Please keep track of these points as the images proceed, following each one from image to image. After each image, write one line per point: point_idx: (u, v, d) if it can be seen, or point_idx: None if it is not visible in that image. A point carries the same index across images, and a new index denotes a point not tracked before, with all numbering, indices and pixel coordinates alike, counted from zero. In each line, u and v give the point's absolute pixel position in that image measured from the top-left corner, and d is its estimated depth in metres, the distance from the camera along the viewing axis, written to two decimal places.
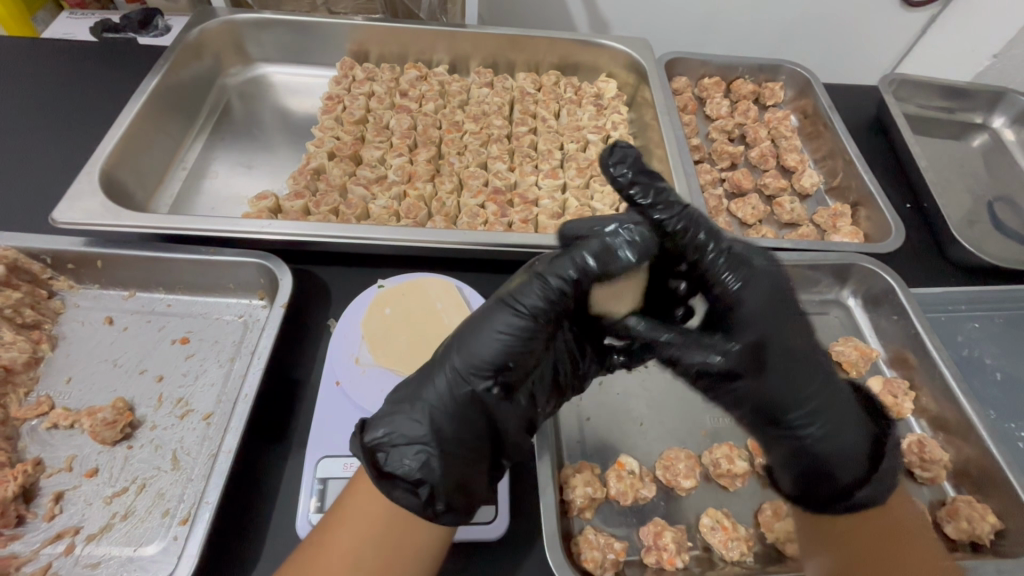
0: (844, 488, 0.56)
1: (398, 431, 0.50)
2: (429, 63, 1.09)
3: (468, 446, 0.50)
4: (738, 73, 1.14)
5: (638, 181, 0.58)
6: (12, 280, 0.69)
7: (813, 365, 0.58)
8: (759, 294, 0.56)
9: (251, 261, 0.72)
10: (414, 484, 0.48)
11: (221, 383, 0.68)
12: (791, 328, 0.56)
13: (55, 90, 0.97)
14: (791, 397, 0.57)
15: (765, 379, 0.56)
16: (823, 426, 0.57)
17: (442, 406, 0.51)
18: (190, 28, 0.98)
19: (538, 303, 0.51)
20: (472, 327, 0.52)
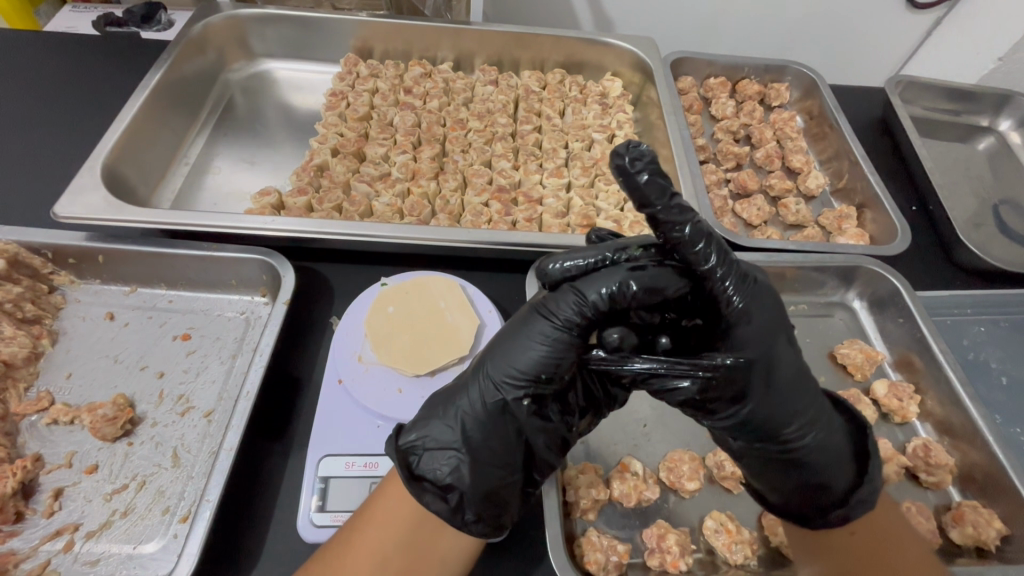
0: (844, 498, 0.52)
1: (430, 438, 0.51)
2: (434, 60, 1.08)
3: (496, 456, 0.50)
4: (744, 73, 1.14)
5: (654, 186, 0.45)
6: (13, 275, 0.69)
7: (812, 380, 0.53)
8: (762, 309, 0.50)
9: (253, 257, 0.71)
10: (443, 489, 0.49)
11: (223, 380, 0.68)
12: (783, 352, 0.50)
13: (57, 84, 0.97)
14: (793, 413, 0.51)
15: (770, 399, 0.50)
16: (826, 442, 0.53)
17: (473, 414, 0.51)
18: (194, 22, 0.97)
19: (571, 317, 0.49)
20: (509, 337, 0.52)
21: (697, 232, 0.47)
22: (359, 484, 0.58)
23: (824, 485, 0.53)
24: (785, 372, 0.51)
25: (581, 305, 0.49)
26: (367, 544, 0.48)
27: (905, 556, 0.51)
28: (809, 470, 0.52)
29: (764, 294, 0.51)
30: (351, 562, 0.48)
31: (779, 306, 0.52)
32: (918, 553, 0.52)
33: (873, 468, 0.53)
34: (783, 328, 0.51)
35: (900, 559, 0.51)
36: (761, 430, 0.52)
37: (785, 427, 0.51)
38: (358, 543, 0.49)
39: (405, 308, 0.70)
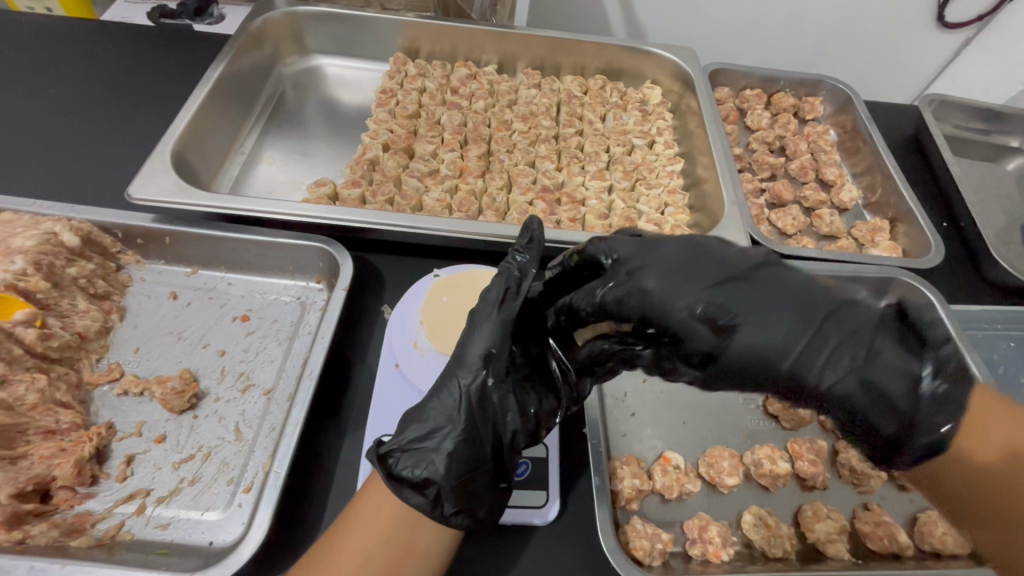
0: (904, 414, 0.49)
1: (401, 437, 0.55)
2: (478, 63, 1.12)
3: (466, 447, 0.54)
4: (779, 86, 1.16)
5: (529, 250, 0.64)
6: (86, 252, 0.72)
7: (818, 312, 0.49)
8: (669, 275, 0.51)
9: (314, 244, 0.75)
10: (422, 485, 0.53)
11: (281, 359, 0.71)
12: (758, 300, 0.50)
13: (120, 74, 1.01)
14: (781, 346, 0.48)
15: (745, 346, 0.49)
16: (862, 368, 0.49)
17: (443, 406, 0.55)
18: (254, 18, 1.01)
19: (501, 309, 0.59)
20: (467, 334, 0.59)
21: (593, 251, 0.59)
22: None
23: (866, 422, 0.50)
24: (757, 310, 0.49)
25: (501, 300, 0.59)
26: (351, 544, 0.52)
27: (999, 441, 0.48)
28: (842, 405, 0.50)
29: (675, 258, 0.53)
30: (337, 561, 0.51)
31: (703, 256, 0.52)
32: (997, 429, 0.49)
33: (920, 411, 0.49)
34: (717, 271, 0.51)
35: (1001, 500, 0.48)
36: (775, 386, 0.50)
37: (804, 376, 0.49)
38: (341, 546, 0.52)
39: (458, 299, 0.73)
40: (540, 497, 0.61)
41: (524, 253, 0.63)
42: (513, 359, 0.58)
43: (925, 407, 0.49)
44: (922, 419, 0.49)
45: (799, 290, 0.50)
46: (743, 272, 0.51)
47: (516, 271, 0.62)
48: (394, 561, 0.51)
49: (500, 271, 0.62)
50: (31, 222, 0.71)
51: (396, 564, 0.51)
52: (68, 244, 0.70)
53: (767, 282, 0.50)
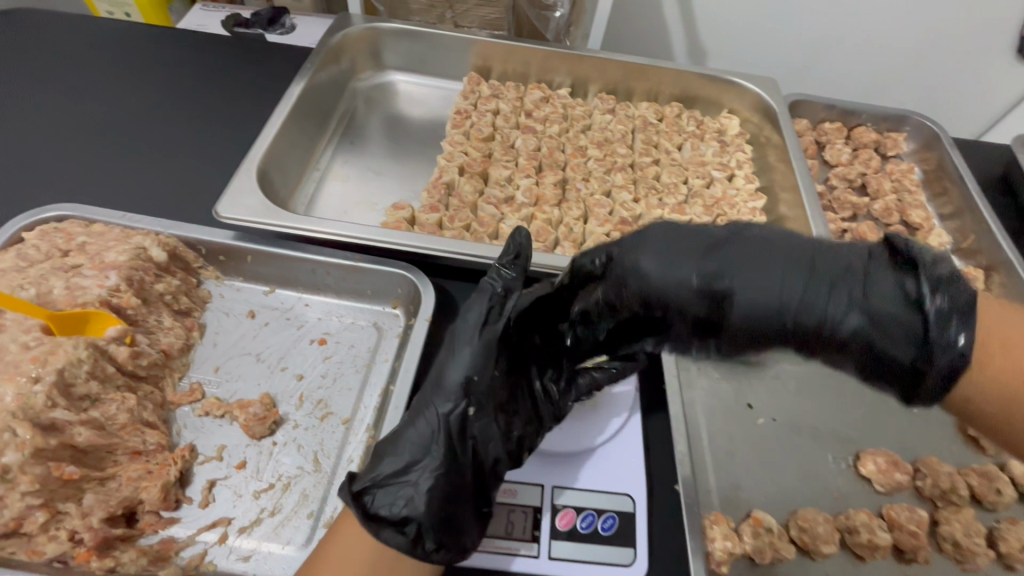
0: (919, 336, 0.44)
1: (371, 471, 0.54)
2: (549, 84, 1.10)
3: (445, 477, 0.53)
4: (860, 120, 1.12)
5: (516, 264, 0.63)
6: (171, 267, 0.72)
7: (810, 267, 0.48)
8: (651, 259, 0.52)
9: (396, 271, 0.74)
10: (402, 523, 0.52)
11: (359, 388, 0.70)
12: (748, 259, 0.49)
13: (198, 85, 1.03)
14: (776, 298, 0.48)
15: (738, 302, 0.48)
16: (863, 301, 0.46)
17: (420, 438, 0.55)
18: (334, 33, 1.02)
19: (482, 324, 0.59)
20: (446, 358, 0.59)
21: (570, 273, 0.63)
22: (500, 509, 0.59)
23: (880, 356, 0.45)
24: (742, 271, 0.49)
25: (480, 317, 0.59)
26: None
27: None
28: (854, 346, 0.46)
29: (659, 241, 0.53)
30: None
31: (682, 232, 0.53)
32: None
33: (936, 337, 0.42)
34: (696, 242, 0.52)
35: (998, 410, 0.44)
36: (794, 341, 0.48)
37: (817, 321, 0.47)
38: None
39: None
40: (627, 554, 0.58)
41: (502, 270, 0.62)
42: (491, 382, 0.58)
43: (936, 333, 0.42)
44: (942, 337, 0.42)
45: (784, 247, 0.50)
46: (725, 238, 0.51)
47: (500, 287, 0.61)
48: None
49: (478, 289, 0.61)
50: (122, 235, 0.71)
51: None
52: (156, 259, 0.70)
53: (749, 241, 0.51)
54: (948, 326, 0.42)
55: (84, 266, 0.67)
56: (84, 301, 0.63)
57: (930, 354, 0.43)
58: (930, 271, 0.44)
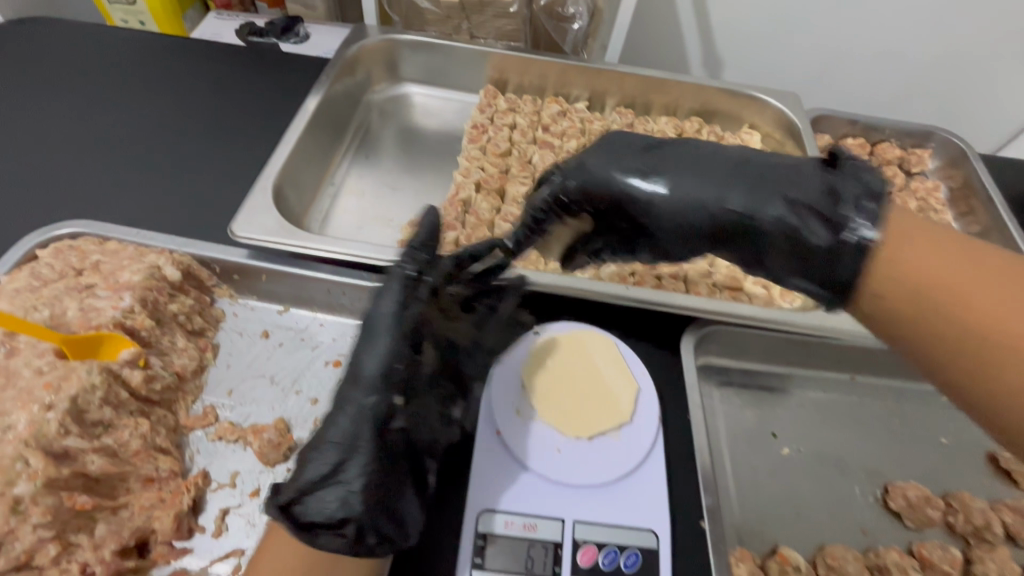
0: (830, 220, 0.50)
1: (290, 483, 0.51)
2: (566, 97, 1.09)
3: (380, 468, 0.52)
4: (883, 135, 1.09)
5: (427, 246, 0.61)
6: (185, 286, 0.71)
7: (739, 164, 0.57)
8: (603, 159, 0.62)
9: None
10: (338, 525, 0.50)
11: None
12: (684, 157, 0.60)
13: (212, 96, 1.02)
14: (700, 185, 0.57)
15: (669, 185, 0.58)
16: (784, 191, 0.53)
17: (344, 435, 0.52)
18: (350, 45, 1.01)
19: (397, 309, 0.56)
20: (361, 350, 0.55)
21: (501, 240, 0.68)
22: (520, 545, 0.57)
23: (795, 237, 0.52)
24: (677, 165, 0.59)
25: (393, 300, 0.57)
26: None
27: (992, 329, 0.40)
28: (773, 230, 0.53)
29: (614, 142, 0.64)
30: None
31: (635, 138, 0.64)
32: (984, 300, 0.41)
33: (840, 214, 0.49)
34: (644, 146, 0.63)
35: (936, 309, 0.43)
36: (713, 230, 0.57)
37: (738, 206, 0.55)
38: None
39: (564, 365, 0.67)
40: None
41: (416, 253, 0.60)
42: (410, 366, 0.56)
43: (844, 213, 0.49)
44: (845, 216, 0.49)
45: (719, 151, 0.59)
46: (668, 144, 0.62)
47: (412, 270, 0.59)
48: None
49: (390, 275, 0.59)
50: (136, 253, 0.70)
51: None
52: (170, 278, 0.69)
53: (689, 146, 0.61)
54: (856, 214, 0.48)
55: (98, 286, 0.66)
56: (98, 323, 0.62)
57: (836, 231, 0.49)
58: (847, 169, 0.52)
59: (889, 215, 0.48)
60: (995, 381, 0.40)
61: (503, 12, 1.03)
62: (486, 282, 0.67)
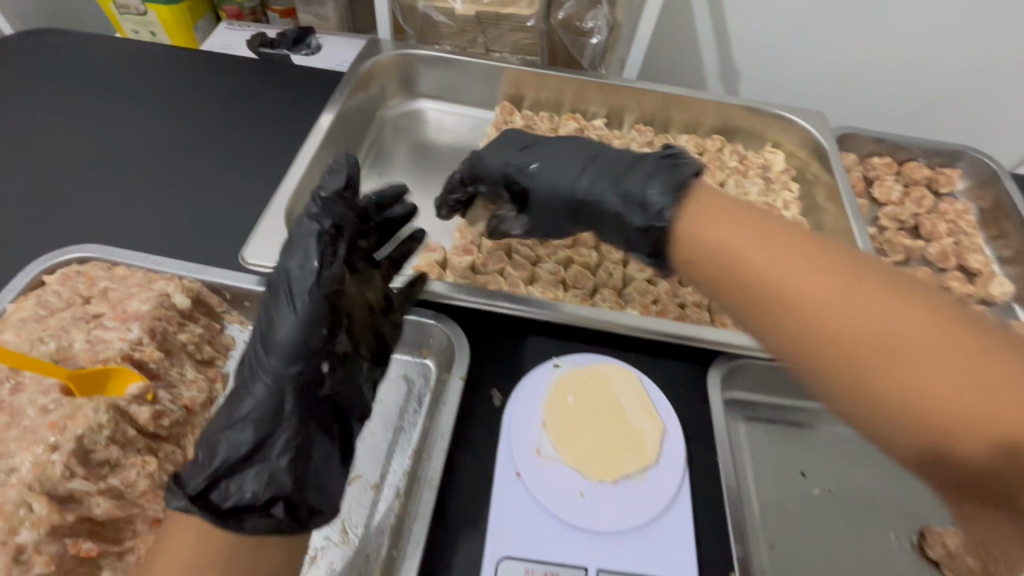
0: (643, 202, 0.59)
1: (195, 474, 0.51)
2: (584, 114, 1.06)
3: (301, 438, 0.55)
4: (911, 154, 1.06)
5: (334, 196, 0.60)
6: (194, 313, 0.69)
7: (596, 156, 0.67)
8: (495, 151, 0.72)
9: (429, 322, 0.69)
10: (265, 505, 0.52)
11: (387, 448, 0.66)
12: (554, 150, 0.69)
13: (223, 109, 1.00)
14: (556, 172, 0.67)
15: (533, 173, 0.69)
16: (614, 179, 0.64)
17: (259, 411, 0.54)
18: (364, 60, 0.99)
19: (314, 275, 0.56)
20: (268, 323, 0.57)
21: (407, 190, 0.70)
22: None
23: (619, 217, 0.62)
24: (546, 157, 0.69)
25: (304, 265, 0.57)
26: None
27: (781, 287, 0.47)
28: (603, 210, 0.64)
29: (509, 139, 0.74)
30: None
31: (523, 135, 0.74)
32: (796, 277, 0.47)
33: (656, 195, 0.58)
34: (527, 142, 0.73)
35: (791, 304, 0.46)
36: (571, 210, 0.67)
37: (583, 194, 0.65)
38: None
39: (585, 401, 0.64)
40: None
41: (329, 204, 0.60)
42: (330, 336, 0.56)
43: (657, 197, 0.58)
44: (652, 198, 0.58)
45: (585, 144, 0.70)
46: (546, 140, 0.72)
47: (326, 224, 0.59)
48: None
49: (302, 229, 0.58)
50: (145, 280, 0.68)
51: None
52: (179, 306, 0.67)
53: (565, 141, 0.71)
54: (659, 197, 0.58)
55: (106, 316, 0.64)
56: (106, 357, 0.60)
57: (653, 209, 0.58)
58: (668, 161, 0.61)
59: (694, 195, 0.57)
60: (793, 333, 0.46)
61: (520, 27, 0.96)
62: (390, 228, 0.68)
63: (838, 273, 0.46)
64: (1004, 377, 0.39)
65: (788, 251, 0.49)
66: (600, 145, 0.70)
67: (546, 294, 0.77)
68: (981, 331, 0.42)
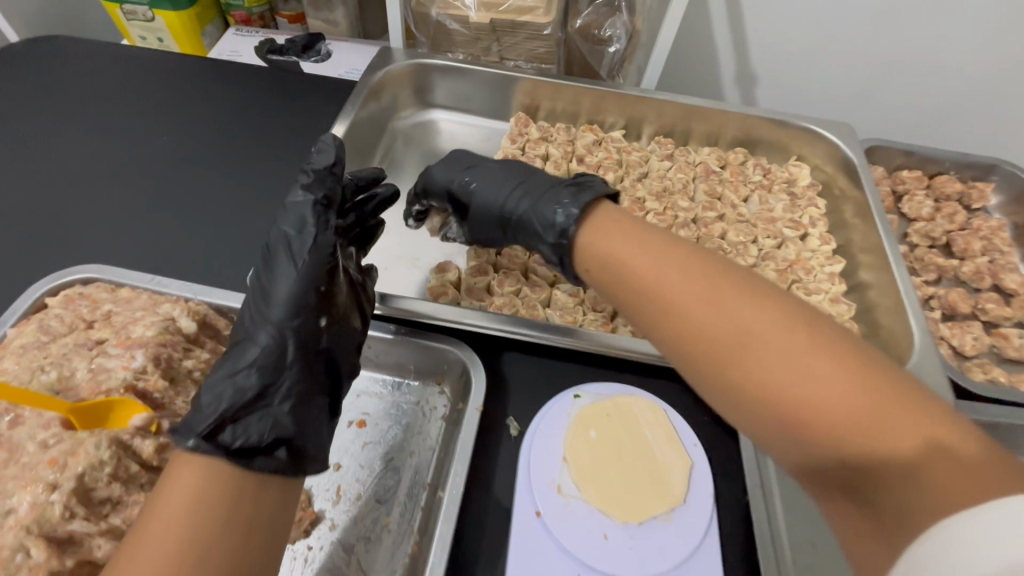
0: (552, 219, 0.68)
1: (197, 420, 0.50)
2: (601, 124, 1.02)
3: (303, 387, 0.55)
4: (942, 167, 1.02)
5: (322, 173, 0.62)
6: (200, 338, 0.67)
7: (523, 178, 0.76)
8: (444, 169, 0.80)
9: (441, 347, 0.67)
10: (269, 446, 0.51)
11: (400, 481, 0.63)
12: (490, 173, 0.78)
13: (231, 119, 0.98)
14: (487, 192, 0.76)
15: (473, 192, 0.77)
16: (533, 199, 0.72)
17: (263, 359, 0.54)
18: (376, 69, 0.96)
19: (312, 236, 0.60)
20: (268, 282, 0.58)
21: (384, 176, 0.76)
22: None
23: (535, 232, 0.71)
24: (483, 177, 0.77)
25: (300, 229, 0.60)
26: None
27: (658, 290, 0.55)
28: (524, 225, 0.72)
29: (455, 158, 0.82)
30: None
31: (468, 156, 0.82)
32: (679, 289, 0.54)
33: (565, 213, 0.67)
34: (469, 162, 0.81)
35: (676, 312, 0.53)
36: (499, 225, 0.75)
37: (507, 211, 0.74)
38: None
39: (609, 435, 0.62)
40: None
41: (323, 179, 0.62)
42: (327, 292, 0.59)
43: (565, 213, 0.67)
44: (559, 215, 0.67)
45: (516, 167, 0.79)
46: (484, 162, 0.81)
47: (322, 197, 0.62)
48: (239, 554, 0.44)
49: (298, 201, 0.61)
50: (150, 302, 0.66)
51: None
52: (185, 330, 0.65)
53: (502, 164, 0.79)
54: (566, 214, 0.67)
55: (109, 342, 0.61)
56: (108, 388, 0.57)
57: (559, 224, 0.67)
58: (581, 186, 0.71)
59: (598, 214, 0.66)
60: (668, 329, 0.54)
61: (536, 35, 0.92)
62: (365, 212, 0.73)
63: (703, 278, 0.54)
64: (832, 369, 0.45)
65: (670, 260, 0.57)
66: (529, 168, 0.79)
67: (565, 319, 0.74)
68: (824, 331, 0.48)
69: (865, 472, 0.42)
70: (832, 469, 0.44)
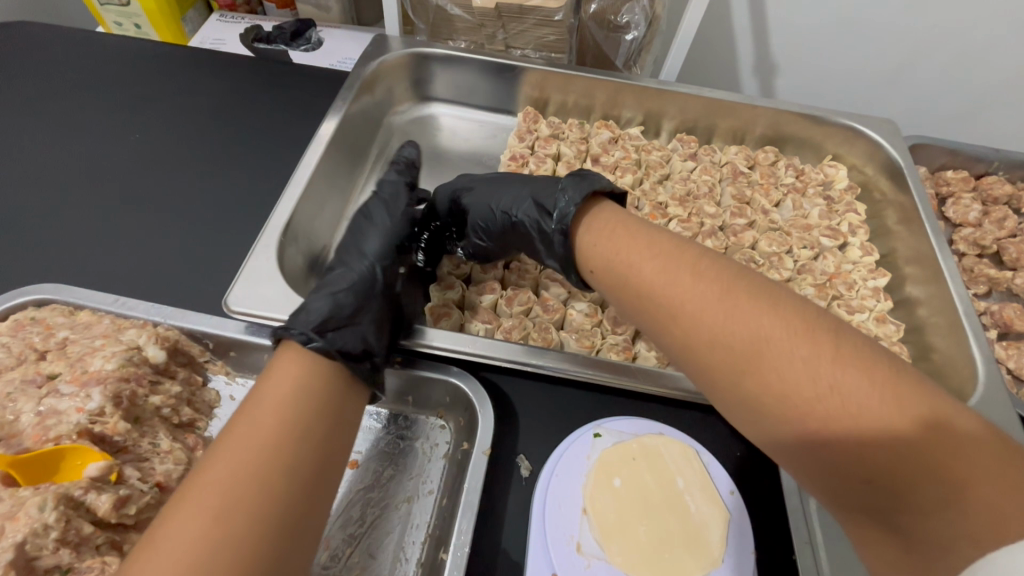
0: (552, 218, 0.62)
1: (303, 321, 0.54)
2: (617, 120, 0.94)
3: (385, 315, 0.59)
4: (990, 167, 0.93)
5: (405, 164, 0.78)
6: (171, 367, 0.59)
7: (525, 181, 0.71)
8: (449, 188, 0.76)
9: (445, 379, 0.60)
10: (359, 355, 0.54)
11: (398, 532, 0.56)
12: (493, 183, 0.73)
13: (209, 113, 0.89)
14: (489, 202, 0.70)
15: (473, 204, 0.72)
16: (534, 200, 0.67)
17: (356, 286, 0.60)
18: (369, 59, 0.87)
19: (402, 204, 0.72)
20: (360, 232, 0.68)
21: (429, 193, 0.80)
22: None
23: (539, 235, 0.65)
24: (483, 188, 0.72)
25: (395, 197, 0.73)
26: (245, 465, 0.42)
27: (665, 296, 0.49)
28: (526, 230, 0.66)
29: (459, 179, 0.77)
30: (238, 526, 0.39)
31: (469, 174, 0.77)
32: (689, 293, 0.47)
33: (565, 208, 0.61)
34: (471, 177, 0.76)
35: (685, 318, 0.47)
36: (503, 233, 0.69)
37: (508, 216, 0.68)
38: (183, 523, 0.38)
39: (635, 480, 0.54)
40: None
41: (405, 170, 0.77)
42: (407, 249, 0.69)
43: (564, 208, 0.61)
44: (559, 211, 0.61)
45: (517, 174, 0.74)
46: (484, 174, 0.75)
47: (406, 180, 0.76)
48: (329, 448, 0.47)
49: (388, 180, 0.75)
50: (112, 328, 0.58)
51: (323, 466, 0.46)
52: (152, 360, 0.57)
53: (505, 175, 0.74)
54: (564, 208, 0.61)
55: (61, 378, 0.54)
56: (57, 435, 0.50)
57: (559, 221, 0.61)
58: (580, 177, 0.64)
59: (598, 211, 0.60)
60: (676, 339, 0.48)
61: (546, 21, 0.84)
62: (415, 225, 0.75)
63: (716, 281, 0.47)
64: (863, 386, 0.38)
65: (675, 262, 0.50)
66: (532, 175, 0.73)
67: (582, 343, 0.66)
68: (850, 341, 0.41)
69: (892, 495, 0.37)
70: (852, 486, 0.39)
